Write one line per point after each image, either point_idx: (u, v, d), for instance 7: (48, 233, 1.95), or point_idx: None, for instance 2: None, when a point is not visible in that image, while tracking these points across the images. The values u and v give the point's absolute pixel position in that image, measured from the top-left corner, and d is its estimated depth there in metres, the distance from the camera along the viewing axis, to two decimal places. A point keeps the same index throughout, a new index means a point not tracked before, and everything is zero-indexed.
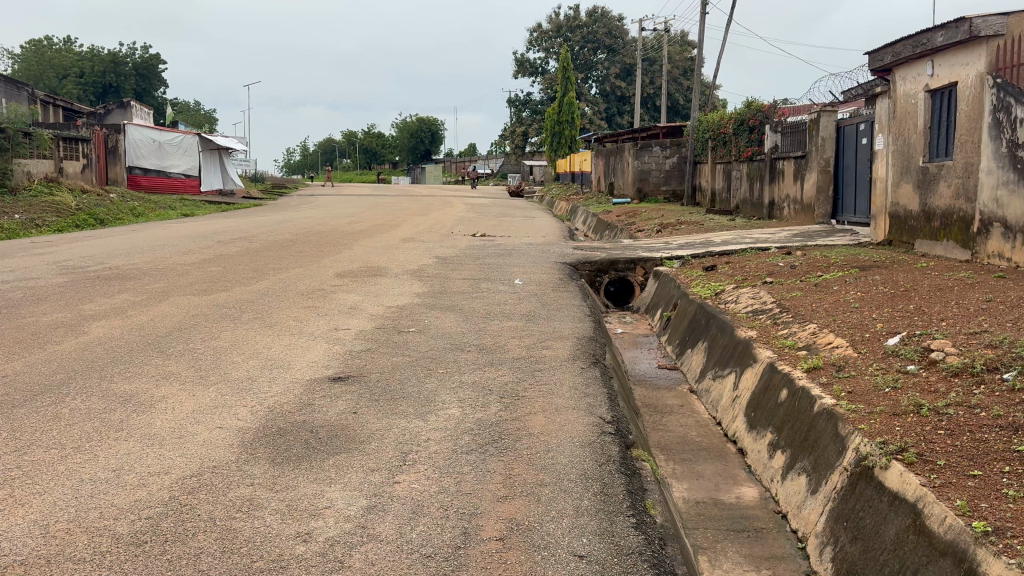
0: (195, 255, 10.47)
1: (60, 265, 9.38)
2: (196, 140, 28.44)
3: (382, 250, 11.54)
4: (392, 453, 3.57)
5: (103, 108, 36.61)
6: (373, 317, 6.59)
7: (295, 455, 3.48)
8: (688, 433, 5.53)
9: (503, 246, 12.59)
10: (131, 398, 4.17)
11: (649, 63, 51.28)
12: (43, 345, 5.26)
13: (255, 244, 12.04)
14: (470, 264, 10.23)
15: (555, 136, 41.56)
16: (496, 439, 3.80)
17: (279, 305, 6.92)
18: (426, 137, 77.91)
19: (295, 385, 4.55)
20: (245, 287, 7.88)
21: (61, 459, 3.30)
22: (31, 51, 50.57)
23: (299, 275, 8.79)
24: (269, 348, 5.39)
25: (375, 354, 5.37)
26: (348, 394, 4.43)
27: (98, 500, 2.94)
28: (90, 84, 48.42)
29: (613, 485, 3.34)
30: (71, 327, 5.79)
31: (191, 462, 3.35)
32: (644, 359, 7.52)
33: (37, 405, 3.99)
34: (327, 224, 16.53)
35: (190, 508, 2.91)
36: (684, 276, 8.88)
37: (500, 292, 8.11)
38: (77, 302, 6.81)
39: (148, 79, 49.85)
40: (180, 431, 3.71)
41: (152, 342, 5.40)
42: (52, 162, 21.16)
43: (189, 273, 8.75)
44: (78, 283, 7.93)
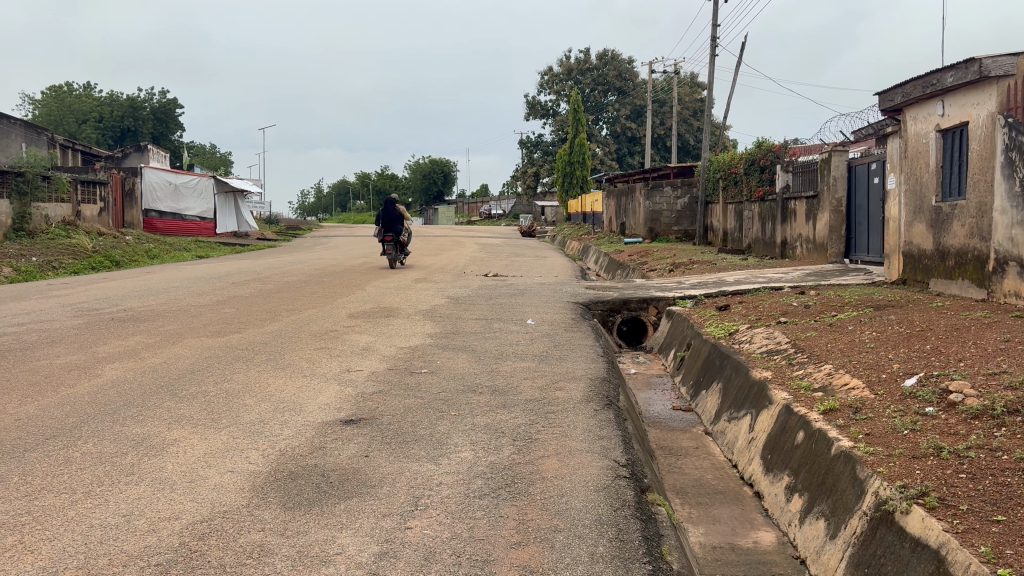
0: (209, 297, 10.52)
1: (76, 307, 9.42)
2: (211, 182, 28.75)
3: (394, 291, 11.55)
4: (404, 498, 3.53)
5: (121, 151, 37.23)
6: (386, 359, 6.58)
7: (306, 499, 3.45)
8: (703, 476, 5.45)
9: (516, 286, 12.60)
10: (143, 441, 4.16)
11: (659, 105, 51.81)
12: (58, 388, 5.27)
13: (269, 285, 12.07)
14: (482, 304, 10.23)
15: (567, 177, 41.63)
16: (508, 484, 3.75)
17: (291, 347, 6.91)
18: (439, 179, 78.62)
19: (306, 428, 4.53)
20: (258, 328, 7.92)
21: (72, 505, 3.28)
22: (51, 95, 51.46)
23: (312, 316, 8.84)
24: (281, 390, 5.37)
25: (387, 396, 5.34)
26: (359, 437, 4.39)
27: (109, 546, 2.92)
28: (109, 129, 49.13)
29: (629, 530, 3.29)
30: (84, 369, 5.82)
31: (202, 506, 3.33)
32: (658, 400, 7.45)
33: (48, 449, 3.98)
34: (340, 265, 16.61)
35: (200, 555, 2.88)
36: (698, 315, 8.83)
37: (513, 332, 8.08)
38: (92, 345, 6.82)
39: (165, 122, 51.41)
40: (193, 475, 3.70)
41: (166, 385, 5.40)
42: (70, 206, 21.41)
43: (203, 315, 8.78)
44: (93, 325, 7.97)
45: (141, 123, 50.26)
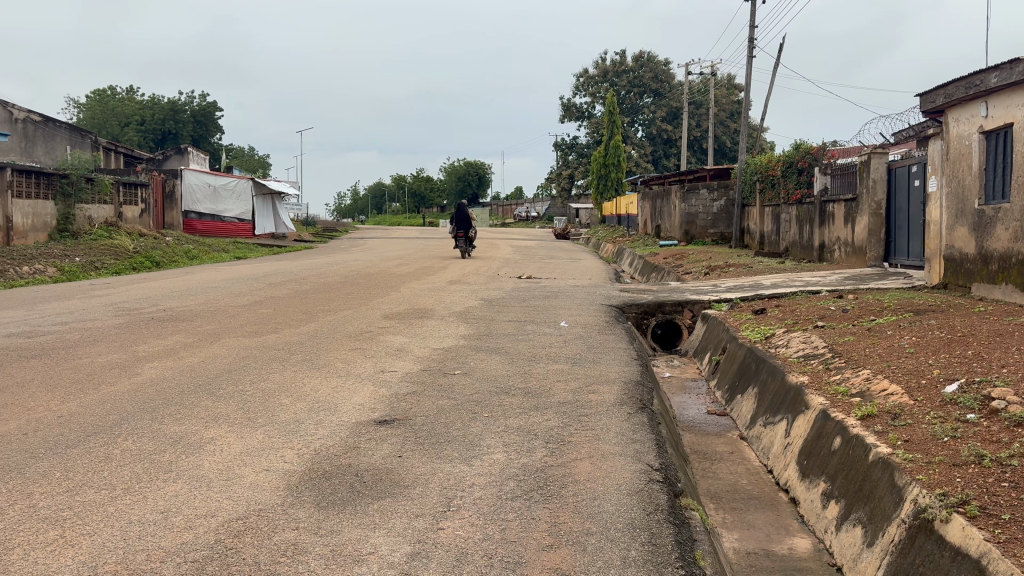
0: (247, 297, 10.65)
1: (118, 306, 9.60)
2: (249, 184, 29.12)
3: (428, 292, 11.61)
4: (437, 499, 3.55)
5: (162, 154, 37.89)
6: (420, 359, 6.61)
7: (339, 499, 3.48)
8: (738, 480, 5.40)
9: (549, 288, 12.59)
10: (180, 439, 4.22)
11: (695, 107, 51.48)
12: (99, 386, 5.38)
13: (305, 286, 12.19)
14: (516, 306, 10.24)
15: (602, 179, 41.51)
16: (541, 486, 3.75)
17: (326, 348, 6.97)
18: (473, 180, 78.84)
19: (340, 428, 4.56)
20: (295, 328, 8.00)
21: (112, 500, 3.34)
22: (95, 99, 52.47)
23: (347, 316, 8.91)
24: (316, 390, 5.42)
25: (420, 397, 5.36)
26: (393, 437, 4.42)
27: (147, 542, 2.97)
28: (150, 131, 49.96)
29: (661, 534, 3.27)
30: (125, 368, 5.93)
31: (237, 504, 3.37)
32: (693, 405, 7.39)
33: (89, 445, 4.05)
34: (375, 266, 16.73)
35: (235, 552, 2.92)
36: (734, 319, 8.75)
37: (546, 335, 8.08)
38: (132, 344, 6.94)
39: (204, 125, 52.13)
40: (229, 473, 3.75)
41: (203, 384, 5.48)
42: (112, 207, 21.83)
43: (240, 315, 8.90)
44: (134, 324, 8.11)
45: (182, 126, 51.05)
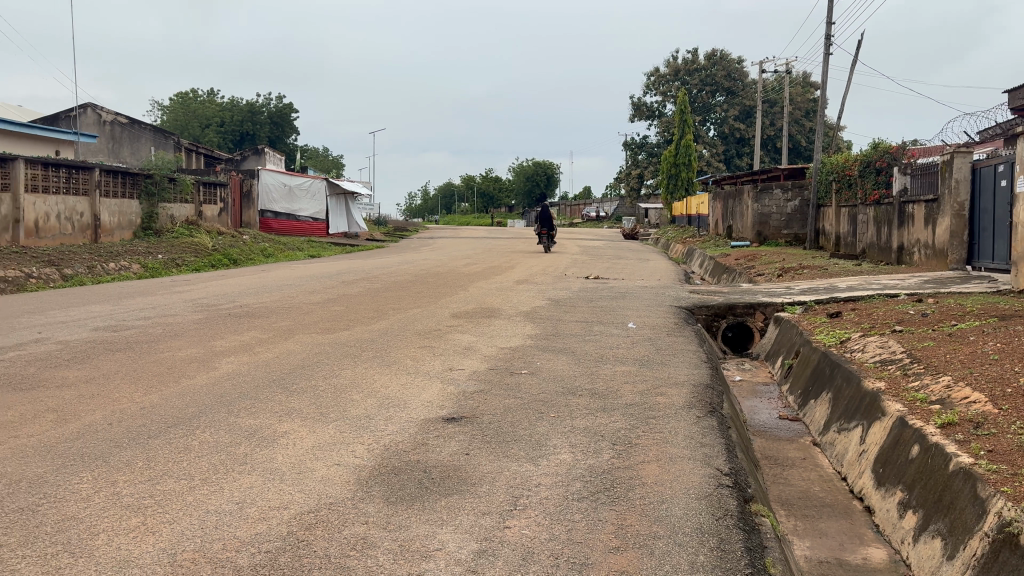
0: (320, 294, 10.89)
1: (197, 302, 9.92)
2: (323, 184, 29.72)
3: (496, 292, 11.68)
4: (504, 498, 3.56)
5: (240, 155, 38.96)
6: (487, 358, 6.65)
7: (408, 495, 3.52)
8: (810, 488, 5.28)
9: (618, 289, 12.53)
10: (255, 432, 4.34)
11: (770, 105, 50.49)
12: (179, 379, 5.57)
13: (376, 284, 12.39)
14: (584, 307, 10.21)
15: (672, 179, 41.06)
16: (607, 488, 3.73)
17: (396, 345, 7.08)
18: (543, 180, 78.87)
19: (409, 424, 4.63)
20: (366, 326, 8.12)
21: (190, 490, 3.45)
22: (178, 102, 54.24)
23: (416, 315, 9.01)
24: (385, 387, 5.51)
25: (488, 396, 5.39)
26: (460, 435, 4.46)
27: (223, 531, 3.06)
28: (229, 133, 51.39)
29: (730, 540, 3.22)
30: (203, 362, 6.12)
31: (309, 497, 3.45)
32: (764, 409, 7.25)
33: (169, 437, 4.20)
34: (444, 266, 16.89)
35: (307, 544, 2.99)
36: (808, 322, 8.55)
37: (614, 336, 8.04)
38: (211, 339, 7.16)
39: (281, 126, 53.30)
40: (301, 466, 3.84)
41: (278, 379, 5.62)
42: (193, 207, 22.56)
43: (313, 312, 9.10)
44: (212, 320, 8.37)
45: (259, 127, 52.30)
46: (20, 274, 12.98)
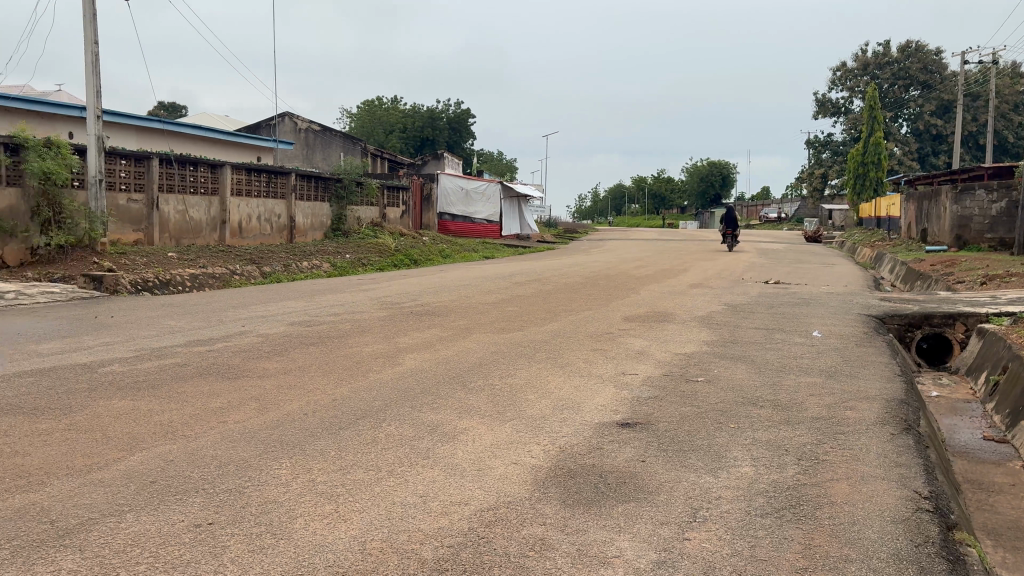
0: (495, 295, 11.13)
1: (381, 300, 10.40)
2: (499, 187, 30.39)
3: (671, 296, 11.47)
4: (683, 508, 3.47)
5: (421, 159, 40.54)
6: (662, 364, 6.53)
7: (584, 498, 3.51)
8: (1021, 518, 4.81)
9: (799, 295, 11.97)
10: (437, 428, 4.47)
11: (972, 99, 46.67)
12: (366, 373, 5.84)
13: (549, 286, 12.51)
14: (763, 313, 9.83)
15: (859, 179, 38.80)
16: (793, 505, 3.55)
17: (571, 347, 7.10)
18: (718, 181, 76.84)
19: (585, 428, 4.61)
20: (539, 327, 8.20)
21: (378, 481, 3.60)
22: (365, 110, 57.19)
23: (590, 317, 8.99)
24: (560, 389, 5.53)
25: (663, 402, 5.28)
26: (636, 441, 4.40)
27: (409, 523, 3.16)
28: (411, 138, 53.58)
29: (932, 570, 2.97)
30: (388, 358, 6.40)
31: (488, 495, 3.50)
32: (965, 429, 6.69)
33: (358, 428, 4.41)
34: (617, 268, 16.80)
35: (487, 541, 3.04)
36: (1018, 335, 7.80)
37: (796, 344, 7.68)
38: (394, 335, 7.47)
39: (459, 131, 54.88)
40: (480, 464, 3.91)
41: (457, 376, 5.78)
42: (378, 209, 23.72)
43: (490, 312, 9.30)
44: (395, 317, 8.74)
45: (439, 133, 54.08)
46: (226, 271, 14.12)
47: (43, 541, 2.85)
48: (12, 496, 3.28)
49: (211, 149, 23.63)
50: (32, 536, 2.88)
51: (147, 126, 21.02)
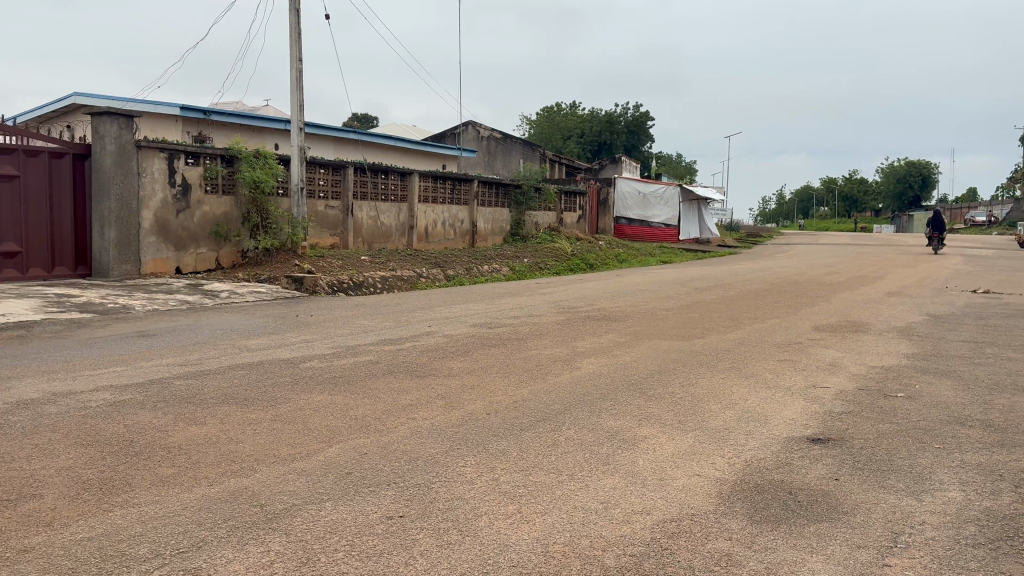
0: (675, 300, 10.93)
1: (560, 304, 10.49)
2: (678, 191, 29.87)
3: (865, 304, 10.81)
4: (882, 532, 3.24)
5: (599, 163, 40.56)
6: (856, 377, 6.15)
7: (773, 515, 3.36)
8: None
9: (1014, 306, 10.92)
10: (617, 434, 4.44)
11: None
12: (546, 376, 5.90)
13: (731, 292, 12.13)
14: (971, 325, 9.05)
15: None
16: (1010, 536, 3.23)
17: (756, 357, 6.84)
18: (917, 182, 71.65)
19: (772, 441, 4.42)
20: (722, 335, 7.96)
21: (560, 485, 3.61)
22: (545, 117, 57.99)
23: (775, 326, 8.63)
24: (745, 400, 5.33)
25: (858, 418, 4.97)
26: (829, 458, 4.16)
27: (591, 528, 3.15)
28: (589, 143, 53.74)
29: None
30: (567, 361, 6.43)
31: (671, 505, 3.43)
32: None
33: (539, 431, 4.45)
34: (804, 274, 16.04)
35: (670, 553, 2.97)
36: None
37: (1011, 359, 7.00)
38: (573, 339, 7.51)
39: (637, 134, 54.29)
40: (662, 473, 3.84)
41: (637, 383, 5.71)
42: (555, 214, 23.98)
43: (670, 318, 9.14)
44: (574, 321, 8.78)
45: (616, 137, 53.75)
46: (412, 273, 14.75)
47: (254, 522, 3.08)
48: (228, 478, 3.57)
49: (400, 158, 24.80)
50: (244, 517, 3.12)
51: (343, 136, 22.37)
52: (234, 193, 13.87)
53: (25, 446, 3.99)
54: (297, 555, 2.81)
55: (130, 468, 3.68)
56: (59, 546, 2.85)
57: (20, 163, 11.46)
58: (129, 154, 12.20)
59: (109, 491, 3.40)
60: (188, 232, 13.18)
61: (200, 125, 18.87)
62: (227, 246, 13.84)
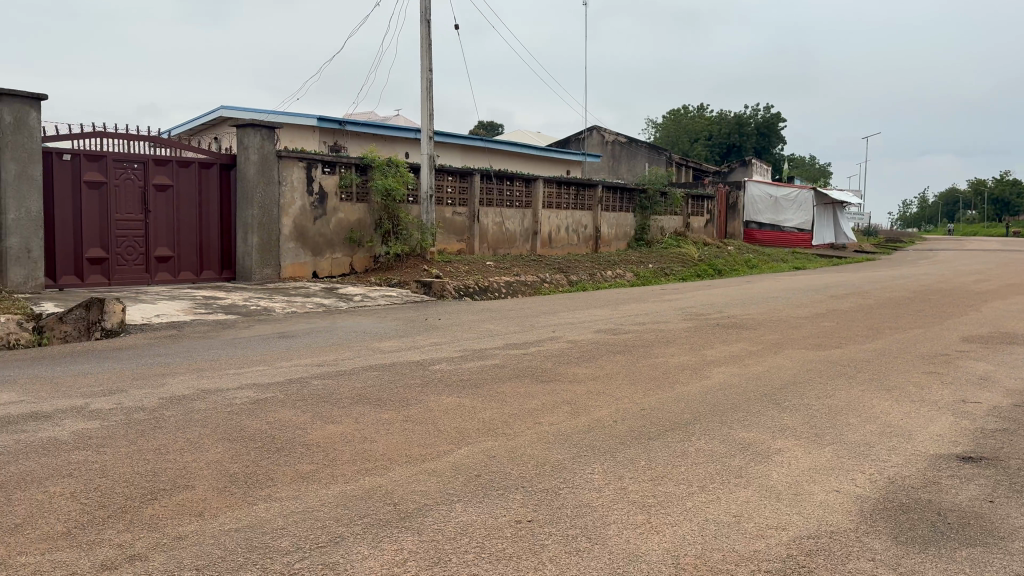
0: (809, 308, 10.52)
1: (687, 311, 10.28)
2: (811, 195, 28.78)
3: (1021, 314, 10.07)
4: None
5: (728, 167, 39.61)
6: (1012, 392, 5.73)
7: (920, 536, 3.17)
8: None
9: None
10: (749, 446, 4.30)
11: None
12: (674, 384, 5.79)
13: (870, 300, 11.57)
14: None
15: None
16: None
17: (897, 368, 6.49)
18: None
19: (918, 458, 4.17)
20: (860, 344, 7.60)
21: (689, 496, 3.53)
22: (671, 120, 57.15)
23: (919, 336, 8.17)
24: (887, 414, 5.06)
25: (1015, 436, 4.63)
26: (981, 478, 3.89)
27: (723, 542, 3.06)
28: (717, 146, 52.55)
29: None
30: (696, 370, 6.29)
31: (809, 522, 3.29)
32: None
33: (668, 440, 4.37)
34: (950, 282, 15.11)
35: (808, 571, 2.85)
36: None
37: None
38: (701, 347, 7.34)
39: (767, 136, 52.42)
40: (798, 487, 3.69)
41: (770, 394, 5.52)
42: (681, 219, 23.57)
43: (803, 326, 8.81)
44: (702, 329, 8.59)
45: (746, 138, 51.75)
46: (537, 279, 14.83)
47: (388, 521, 3.16)
48: (363, 476, 3.68)
49: (525, 164, 25.00)
50: (378, 515, 3.21)
51: (470, 144, 22.76)
52: (366, 200, 14.35)
53: (178, 439, 4.25)
54: (430, 555, 2.86)
55: (272, 463, 3.85)
56: (209, 535, 3.02)
57: (173, 174, 12.23)
58: (270, 164, 12.83)
59: (253, 485, 3.57)
60: (324, 238, 13.73)
61: (335, 135, 19.64)
62: (360, 252, 14.33)
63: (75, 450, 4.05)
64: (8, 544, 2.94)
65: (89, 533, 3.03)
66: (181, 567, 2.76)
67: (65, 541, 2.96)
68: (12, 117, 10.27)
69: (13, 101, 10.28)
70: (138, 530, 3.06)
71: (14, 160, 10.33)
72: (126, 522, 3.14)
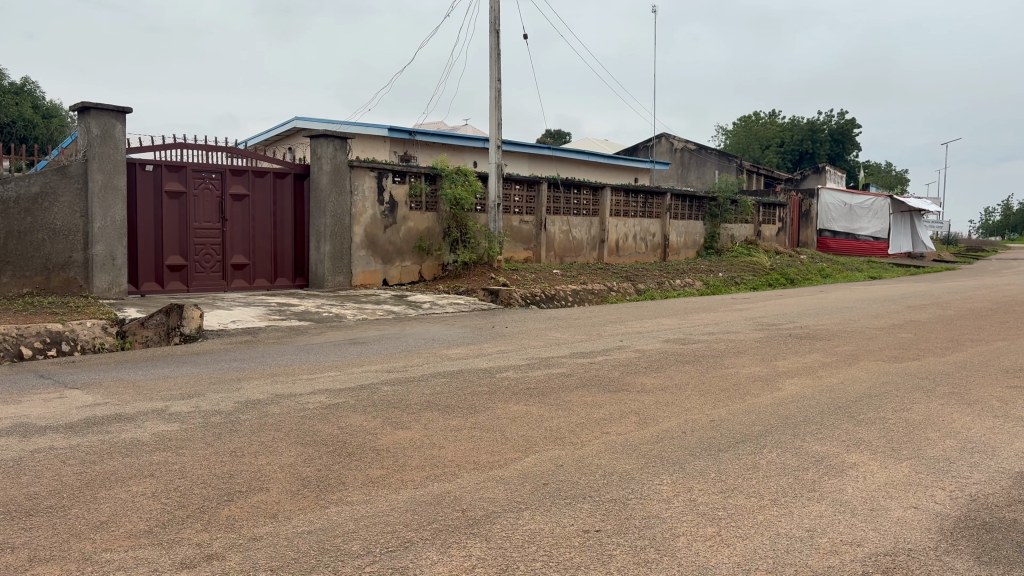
0: (886, 319, 10.23)
1: (758, 321, 10.10)
2: (889, 203, 27.87)
3: None
4: None
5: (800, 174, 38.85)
6: None
7: (1004, 556, 3.05)
8: None
9: None
10: (823, 459, 4.21)
11: None
12: (744, 396, 5.69)
13: (950, 311, 11.18)
14: None
15: None
16: None
17: (979, 382, 6.25)
18: None
19: (1000, 475, 4.01)
20: (940, 357, 7.35)
21: (760, 509, 3.47)
22: (742, 127, 56.40)
23: (1003, 349, 7.85)
24: (969, 429, 4.88)
25: None
26: None
27: (794, 556, 3.00)
28: (789, 152, 51.63)
29: None
30: (767, 381, 6.17)
31: (885, 538, 3.20)
32: None
33: (738, 452, 4.30)
34: None
35: None
36: None
37: None
38: (773, 358, 7.21)
39: (842, 142, 51.34)
40: (874, 503, 3.59)
41: (844, 407, 5.38)
42: (752, 227, 23.19)
43: (879, 338, 8.57)
44: (773, 339, 8.43)
45: (819, 145, 51.00)
46: (604, 287, 14.77)
47: (456, 526, 3.19)
48: (431, 482, 3.72)
49: (592, 172, 24.92)
50: (445, 521, 3.23)
51: (537, 152, 22.83)
52: (435, 210, 14.52)
53: (254, 442, 4.37)
54: (497, 562, 2.87)
55: (343, 467, 3.92)
56: (282, 537, 3.09)
57: (249, 183, 12.58)
58: (342, 173, 13.08)
59: (326, 488, 3.64)
60: (394, 246, 13.94)
61: (405, 145, 19.92)
62: (428, 260, 14.50)
63: (157, 451, 4.20)
64: (94, 540, 3.06)
65: (170, 531, 3.14)
66: (256, 568, 2.83)
67: (146, 539, 3.06)
68: (100, 129, 10.73)
69: (100, 114, 10.74)
70: (215, 530, 3.15)
71: (100, 171, 10.78)
72: (204, 522, 3.24)
